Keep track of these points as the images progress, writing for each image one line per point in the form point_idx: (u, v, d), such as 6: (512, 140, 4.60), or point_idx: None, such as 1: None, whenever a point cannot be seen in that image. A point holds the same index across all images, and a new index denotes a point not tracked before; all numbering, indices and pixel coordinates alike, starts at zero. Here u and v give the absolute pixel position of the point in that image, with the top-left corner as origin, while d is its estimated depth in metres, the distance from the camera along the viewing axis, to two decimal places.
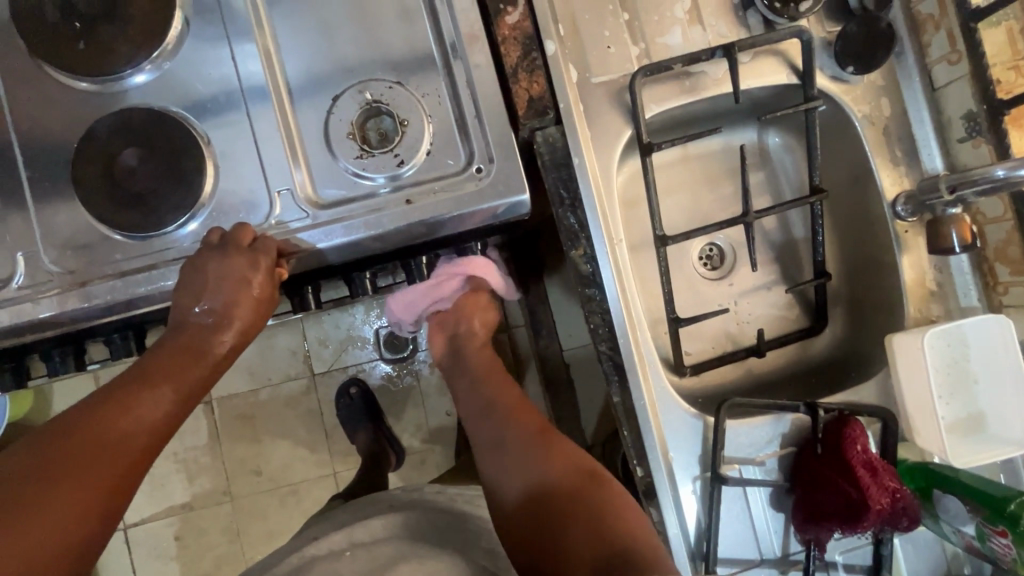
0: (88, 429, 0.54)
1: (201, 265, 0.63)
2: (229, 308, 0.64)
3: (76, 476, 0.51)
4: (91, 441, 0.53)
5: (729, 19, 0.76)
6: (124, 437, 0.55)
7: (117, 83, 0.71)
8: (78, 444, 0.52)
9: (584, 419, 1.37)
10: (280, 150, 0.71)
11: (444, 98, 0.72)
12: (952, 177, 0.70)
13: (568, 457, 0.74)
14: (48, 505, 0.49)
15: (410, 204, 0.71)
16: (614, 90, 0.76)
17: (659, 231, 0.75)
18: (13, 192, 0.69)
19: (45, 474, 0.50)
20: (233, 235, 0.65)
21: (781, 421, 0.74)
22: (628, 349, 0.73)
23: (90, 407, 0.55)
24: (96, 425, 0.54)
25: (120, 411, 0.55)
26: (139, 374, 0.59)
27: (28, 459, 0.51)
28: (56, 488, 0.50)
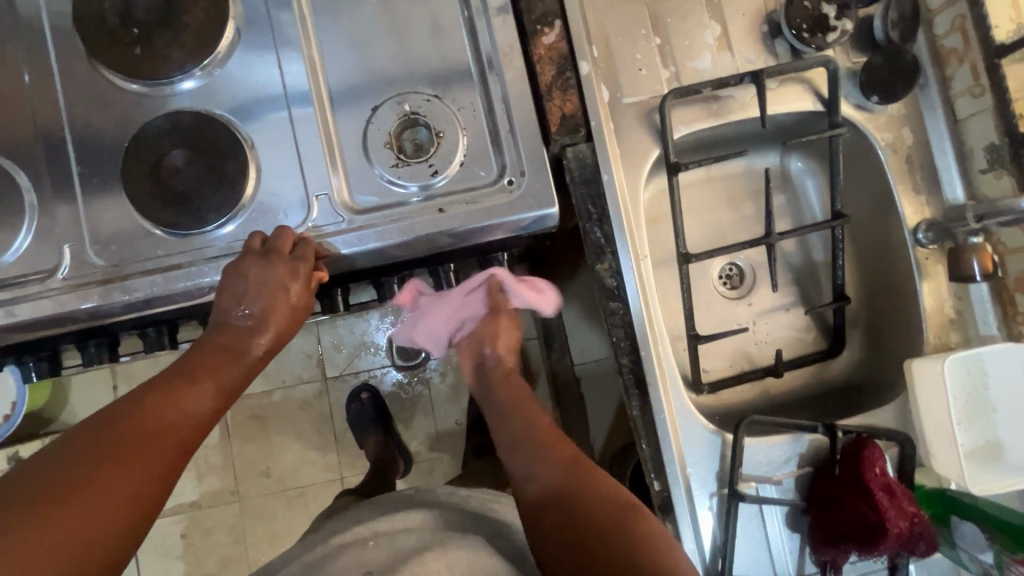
0: (136, 419, 0.56)
1: (242, 270, 0.67)
2: (269, 312, 0.68)
3: (124, 465, 0.52)
4: (139, 431, 0.55)
5: (757, 47, 0.78)
6: (169, 428, 0.57)
7: (167, 88, 0.74)
8: (126, 433, 0.54)
9: (593, 435, 1.38)
10: (320, 156, 0.74)
11: (480, 113, 0.75)
12: (981, 208, 0.72)
13: (568, 452, 0.67)
14: (100, 492, 0.50)
15: (442, 213, 0.73)
16: (643, 110, 0.77)
17: (683, 248, 0.77)
18: (64, 186, 0.72)
19: (93, 463, 0.51)
20: (275, 241, 0.68)
21: (799, 442, 0.74)
22: (650, 363, 0.73)
23: (135, 400, 0.58)
24: (142, 416, 0.56)
25: (167, 404, 0.58)
26: (182, 371, 0.62)
27: (77, 446, 0.52)
28: (108, 475, 0.51)
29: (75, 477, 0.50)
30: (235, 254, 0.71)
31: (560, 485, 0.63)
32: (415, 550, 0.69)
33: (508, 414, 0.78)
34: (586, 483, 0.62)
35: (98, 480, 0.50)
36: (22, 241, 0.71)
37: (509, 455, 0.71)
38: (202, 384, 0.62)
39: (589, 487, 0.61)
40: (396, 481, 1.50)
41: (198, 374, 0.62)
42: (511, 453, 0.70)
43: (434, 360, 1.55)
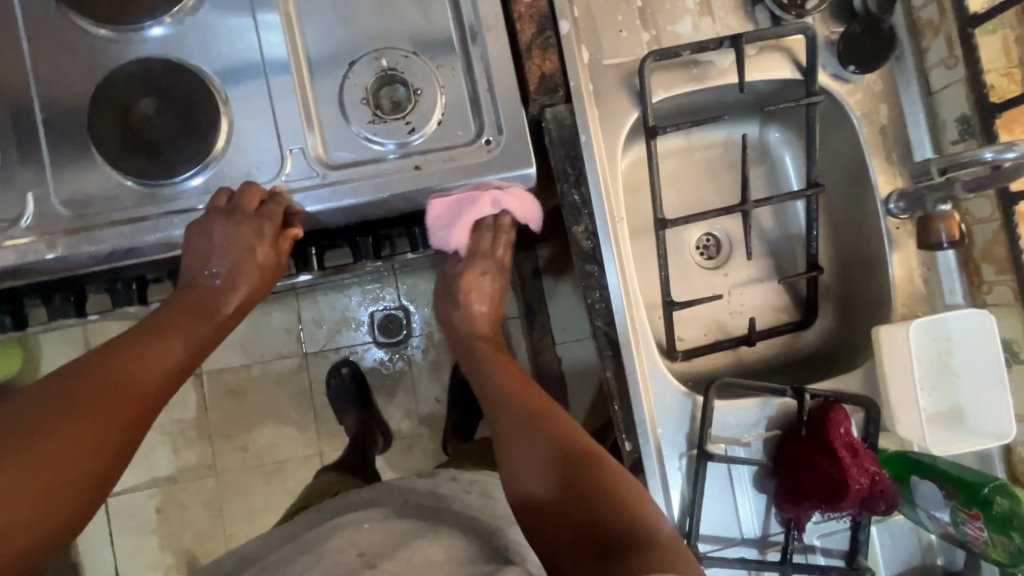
0: (100, 372, 0.55)
1: (208, 229, 0.66)
2: (239, 270, 0.68)
3: (90, 415, 0.51)
4: (101, 382, 0.54)
5: (738, 14, 0.78)
6: (136, 381, 0.56)
7: (137, 35, 0.72)
8: (91, 386, 0.53)
9: (572, 411, 1.39)
10: (295, 111, 0.73)
11: (459, 72, 0.74)
12: (943, 161, 0.73)
13: (568, 439, 0.65)
14: (59, 441, 0.49)
15: (419, 170, 0.73)
16: (623, 73, 0.76)
17: (659, 214, 0.78)
18: (28, 134, 0.70)
19: (58, 413, 0.50)
20: (241, 197, 0.67)
21: (768, 405, 0.75)
22: (624, 325, 0.74)
23: (99, 356, 0.56)
24: (109, 369, 0.55)
25: (131, 357, 0.57)
26: (149, 328, 0.61)
27: (38, 398, 0.51)
28: (67, 424, 0.50)
29: (38, 427, 0.49)
30: (206, 208, 0.70)
31: (562, 478, 0.61)
32: (398, 536, 0.68)
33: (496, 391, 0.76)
34: (586, 475, 0.60)
35: (55, 428, 0.49)
36: None
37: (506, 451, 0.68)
38: (170, 342, 0.60)
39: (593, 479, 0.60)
40: (375, 456, 1.50)
41: (164, 331, 0.61)
42: (509, 450, 0.67)
43: (415, 335, 1.54)
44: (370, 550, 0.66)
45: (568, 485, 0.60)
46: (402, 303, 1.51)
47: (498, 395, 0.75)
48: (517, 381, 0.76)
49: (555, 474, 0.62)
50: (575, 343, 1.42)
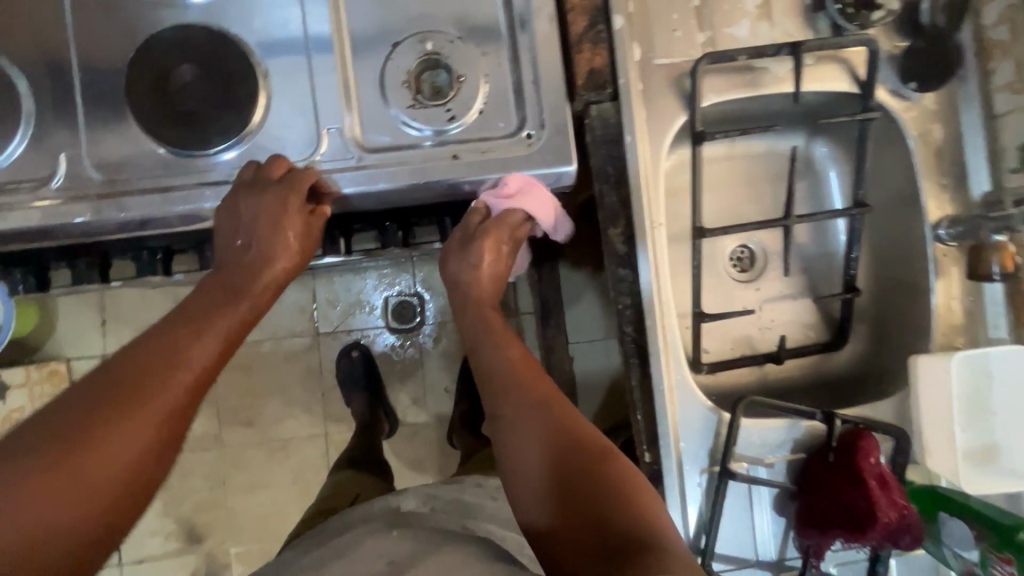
0: (142, 359, 0.53)
1: (238, 204, 0.66)
2: (273, 247, 0.67)
3: (136, 404, 0.50)
4: (140, 372, 0.52)
5: (798, 20, 0.75)
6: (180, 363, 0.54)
7: None
8: (135, 372, 0.52)
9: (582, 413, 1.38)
10: (334, 90, 0.71)
11: (503, 61, 0.73)
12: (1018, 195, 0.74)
13: (584, 438, 0.61)
14: (109, 433, 0.48)
15: (456, 159, 0.71)
16: (674, 74, 0.73)
17: (698, 222, 0.76)
18: (64, 94, 0.69)
19: (102, 405, 0.49)
20: (268, 168, 0.67)
21: (794, 427, 0.73)
22: (654, 332, 0.71)
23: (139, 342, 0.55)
24: (151, 355, 0.54)
25: (170, 342, 0.55)
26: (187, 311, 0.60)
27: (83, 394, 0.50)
28: (105, 420, 0.48)
29: (87, 420, 0.48)
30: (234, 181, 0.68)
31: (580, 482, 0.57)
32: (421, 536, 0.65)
33: (498, 369, 0.70)
34: (603, 477, 0.57)
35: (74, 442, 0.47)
36: (16, 148, 0.68)
37: (514, 443, 0.63)
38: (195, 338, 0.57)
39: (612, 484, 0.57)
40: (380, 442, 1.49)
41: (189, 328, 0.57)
42: (519, 441, 0.63)
43: (428, 324, 1.53)
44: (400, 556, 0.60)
45: (591, 489, 0.56)
46: (418, 290, 1.50)
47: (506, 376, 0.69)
48: (522, 363, 0.70)
49: (570, 474, 0.59)
50: (590, 344, 1.46)
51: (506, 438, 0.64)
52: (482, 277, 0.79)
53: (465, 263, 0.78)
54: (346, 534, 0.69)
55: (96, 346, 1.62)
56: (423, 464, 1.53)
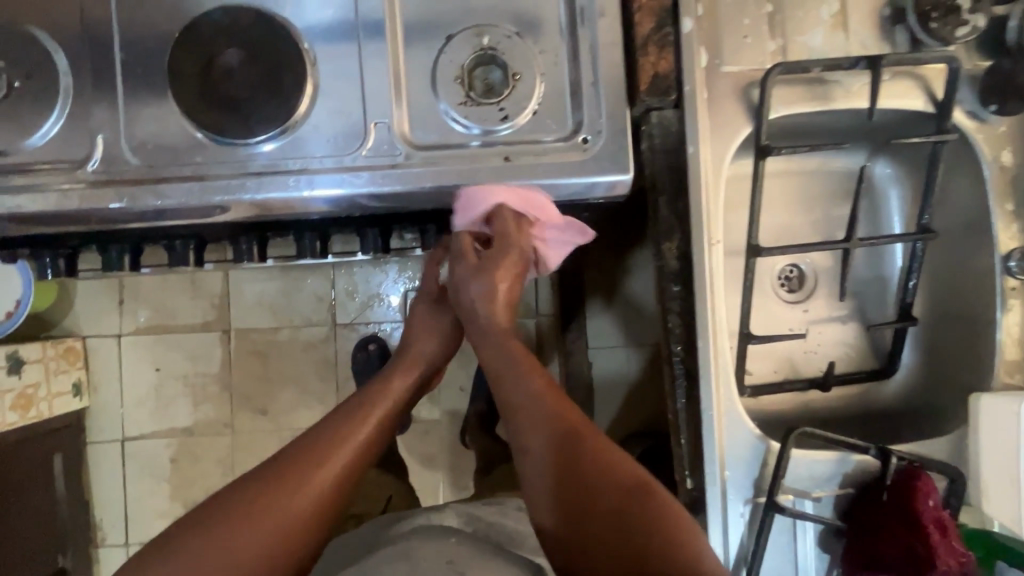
0: (310, 455, 0.64)
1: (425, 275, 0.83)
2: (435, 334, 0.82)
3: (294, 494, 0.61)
4: (303, 465, 0.63)
5: (875, 32, 0.71)
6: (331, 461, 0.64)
7: None
8: (299, 464, 0.63)
9: None
10: (384, 81, 0.67)
11: (562, 60, 0.69)
12: None
13: (616, 470, 0.61)
14: (265, 519, 0.59)
15: (508, 161, 0.68)
16: (741, 83, 0.70)
17: (754, 240, 0.72)
18: (104, 73, 0.66)
19: (268, 491, 0.61)
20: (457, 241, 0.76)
21: (844, 461, 0.69)
22: (707, 354, 0.67)
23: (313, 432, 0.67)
24: (314, 449, 0.65)
25: (329, 442, 0.66)
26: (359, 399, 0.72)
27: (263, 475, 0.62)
28: (271, 505, 0.60)
29: (256, 503, 0.60)
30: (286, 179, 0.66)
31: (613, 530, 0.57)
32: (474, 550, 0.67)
33: (518, 389, 0.68)
34: (635, 510, 0.58)
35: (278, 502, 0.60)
36: (53, 126, 0.66)
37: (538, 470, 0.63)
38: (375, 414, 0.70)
39: (644, 518, 0.57)
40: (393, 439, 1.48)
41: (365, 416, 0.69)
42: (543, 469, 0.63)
43: None
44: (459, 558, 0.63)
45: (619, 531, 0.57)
46: None
47: (537, 410, 0.66)
48: (553, 392, 0.67)
49: (598, 506, 0.59)
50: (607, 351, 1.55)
51: (529, 463, 0.64)
52: (497, 302, 0.75)
53: (473, 288, 0.75)
54: (393, 545, 0.68)
55: (113, 325, 1.61)
56: (435, 462, 1.51)
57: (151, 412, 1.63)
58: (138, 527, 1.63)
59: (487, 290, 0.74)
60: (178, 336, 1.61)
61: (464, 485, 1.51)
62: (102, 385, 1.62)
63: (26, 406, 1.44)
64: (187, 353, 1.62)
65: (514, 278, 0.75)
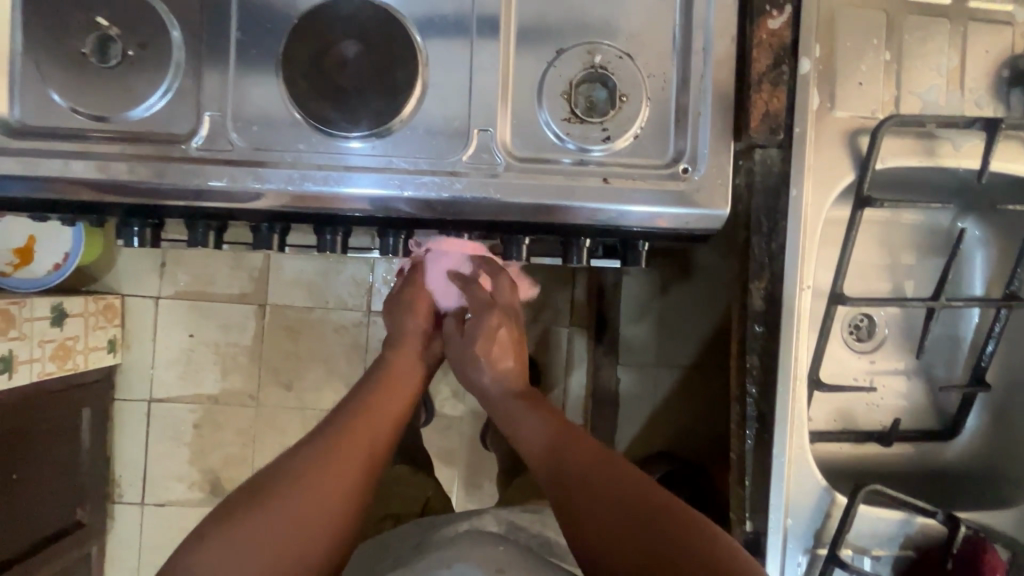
0: (338, 452, 0.71)
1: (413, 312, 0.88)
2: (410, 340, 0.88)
3: (328, 476, 0.68)
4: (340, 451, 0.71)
5: (992, 92, 0.70)
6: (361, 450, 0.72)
7: None
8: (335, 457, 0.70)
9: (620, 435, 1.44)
10: (493, 88, 0.67)
11: (670, 85, 0.68)
12: None
13: (606, 459, 0.71)
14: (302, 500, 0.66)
15: (606, 183, 0.67)
16: (849, 131, 0.69)
17: (840, 287, 0.71)
18: (218, 49, 0.66)
19: (303, 475, 0.68)
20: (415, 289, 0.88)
21: (908, 522, 0.71)
22: (785, 398, 0.68)
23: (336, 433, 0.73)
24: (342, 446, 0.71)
25: (354, 437, 0.73)
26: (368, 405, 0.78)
27: (302, 472, 0.68)
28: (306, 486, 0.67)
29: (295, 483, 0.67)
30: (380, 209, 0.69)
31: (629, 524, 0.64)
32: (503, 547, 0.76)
33: (512, 405, 0.83)
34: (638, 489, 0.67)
35: (303, 486, 0.66)
36: (160, 98, 0.66)
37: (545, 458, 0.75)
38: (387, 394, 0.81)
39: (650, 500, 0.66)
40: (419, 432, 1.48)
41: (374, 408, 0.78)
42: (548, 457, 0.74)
43: None
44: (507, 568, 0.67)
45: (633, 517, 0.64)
46: None
47: (527, 425, 0.80)
48: (540, 407, 0.82)
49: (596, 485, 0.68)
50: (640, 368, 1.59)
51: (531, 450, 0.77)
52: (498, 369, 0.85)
53: (466, 361, 0.86)
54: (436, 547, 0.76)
55: (152, 286, 1.62)
56: (453, 459, 1.51)
57: (179, 376, 1.64)
58: (155, 487, 1.65)
59: (484, 367, 0.85)
60: (216, 305, 1.62)
61: (480, 485, 1.52)
62: (136, 344, 1.63)
63: (64, 356, 1.43)
64: (222, 323, 1.63)
65: (502, 339, 0.85)
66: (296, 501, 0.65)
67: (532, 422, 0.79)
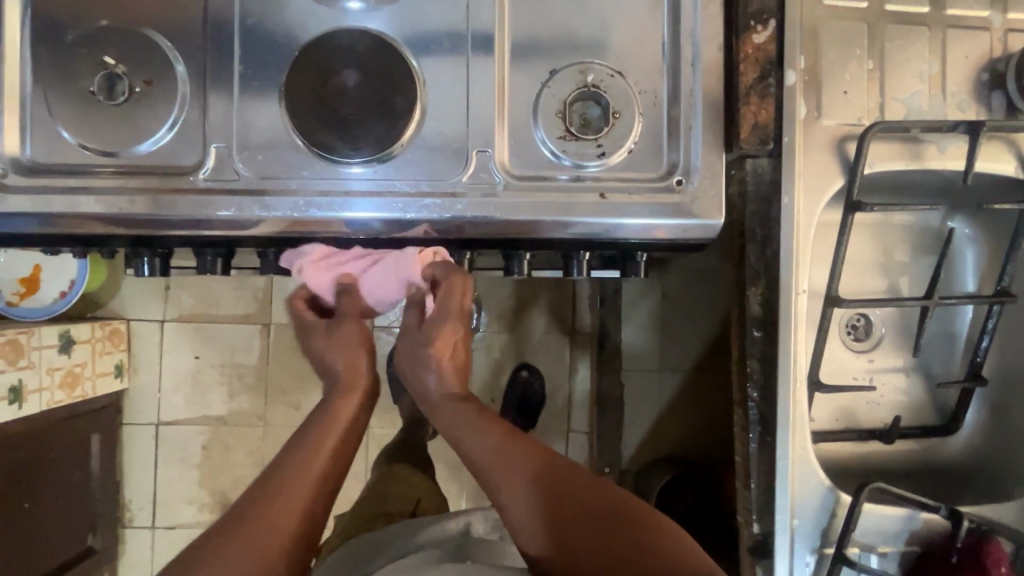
0: (259, 521, 0.65)
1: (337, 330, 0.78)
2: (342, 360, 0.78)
3: (251, 549, 0.63)
4: (259, 522, 0.65)
5: (973, 95, 0.72)
6: (288, 520, 0.66)
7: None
8: (256, 527, 0.64)
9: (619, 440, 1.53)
10: (490, 110, 0.69)
11: (661, 100, 0.70)
12: None
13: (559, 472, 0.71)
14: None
15: (603, 198, 0.69)
16: (837, 139, 0.72)
17: (835, 291, 0.73)
18: (222, 83, 0.68)
19: (225, 550, 0.63)
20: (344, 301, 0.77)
21: (912, 518, 0.72)
22: (787, 402, 0.69)
23: (262, 498, 0.67)
24: (268, 511, 0.66)
25: (279, 501, 0.66)
26: (300, 452, 0.71)
27: (228, 544, 0.63)
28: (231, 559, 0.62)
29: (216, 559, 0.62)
30: (381, 230, 0.70)
31: (614, 548, 0.66)
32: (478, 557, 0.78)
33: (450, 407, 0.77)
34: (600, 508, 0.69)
35: (227, 563, 0.62)
36: (166, 132, 0.68)
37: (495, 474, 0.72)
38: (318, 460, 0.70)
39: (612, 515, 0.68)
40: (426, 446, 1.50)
41: (306, 462, 0.70)
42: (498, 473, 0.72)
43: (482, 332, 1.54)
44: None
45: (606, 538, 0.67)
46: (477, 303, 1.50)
47: (468, 433, 0.74)
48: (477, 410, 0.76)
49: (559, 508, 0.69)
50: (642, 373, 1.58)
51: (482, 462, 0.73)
52: (445, 371, 0.79)
53: (417, 360, 0.78)
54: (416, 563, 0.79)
55: (157, 310, 1.64)
56: (461, 472, 1.52)
57: (187, 398, 1.65)
58: (165, 510, 1.66)
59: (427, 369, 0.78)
60: (220, 327, 1.64)
61: None
62: (142, 368, 1.64)
63: (73, 384, 1.44)
64: (226, 344, 1.64)
65: (456, 343, 0.79)
66: None
67: (474, 430, 0.74)
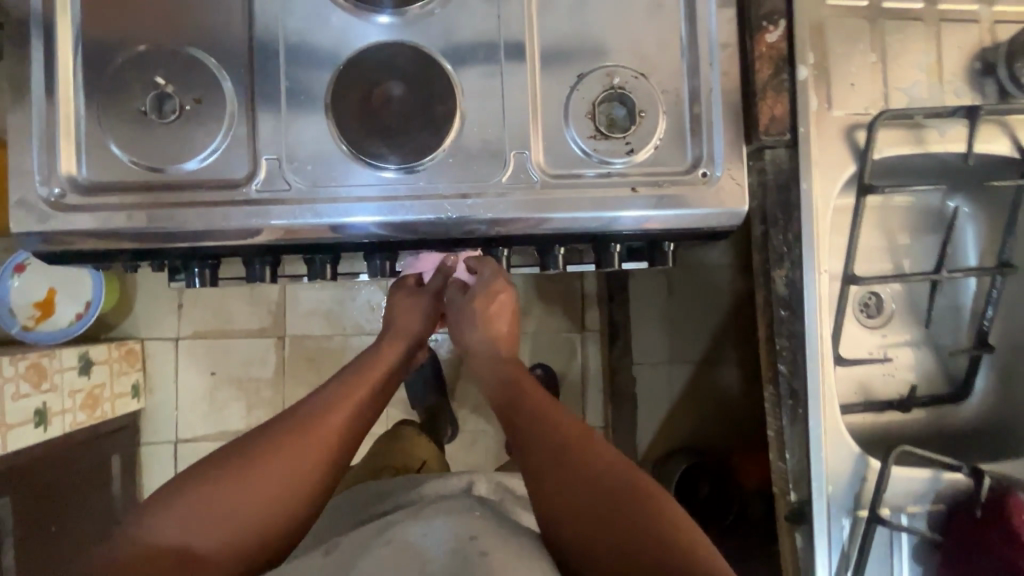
0: (298, 434, 0.75)
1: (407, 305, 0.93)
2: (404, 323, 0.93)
3: (286, 455, 0.73)
4: (300, 432, 0.76)
5: (968, 82, 0.78)
6: (318, 441, 0.76)
7: (370, 15, 0.72)
8: (295, 437, 0.75)
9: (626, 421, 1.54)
10: (524, 113, 0.73)
11: (683, 98, 0.75)
12: None
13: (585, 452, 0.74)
14: (262, 473, 0.72)
15: (635, 192, 0.73)
16: (846, 128, 0.77)
17: (852, 270, 0.78)
18: (269, 98, 0.71)
19: (268, 449, 0.74)
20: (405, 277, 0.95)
21: (937, 479, 0.80)
22: (816, 375, 0.74)
23: (307, 414, 0.78)
24: (306, 427, 0.76)
25: (317, 421, 0.77)
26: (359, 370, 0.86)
27: (269, 447, 0.74)
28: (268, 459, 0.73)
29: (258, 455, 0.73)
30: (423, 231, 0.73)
31: (612, 516, 0.67)
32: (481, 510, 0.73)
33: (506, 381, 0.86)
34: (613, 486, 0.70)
35: (266, 461, 0.73)
36: (217, 146, 0.70)
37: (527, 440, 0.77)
38: (356, 390, 0.83)
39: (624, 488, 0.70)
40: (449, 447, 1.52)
41: (348, 394, 0.82)
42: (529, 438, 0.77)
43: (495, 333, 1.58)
44: (480, 529, 0.64)
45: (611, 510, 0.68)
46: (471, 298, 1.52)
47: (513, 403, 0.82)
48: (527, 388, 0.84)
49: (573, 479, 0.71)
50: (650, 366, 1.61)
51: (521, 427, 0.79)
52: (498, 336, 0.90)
53: (471, 326, 0.90)
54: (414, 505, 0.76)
55: (171, 328, 1.64)
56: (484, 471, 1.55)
57: (204, 415, 1.66)
58: None
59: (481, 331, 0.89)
60: (236, 341, 1.65)
61: None
62: (158, 387, 1.65)
63: (93, 405, 1.44)
64: (242, 358, 1.65)
65: (504, 311, 0.90)
66: (257, 474, 0.71)
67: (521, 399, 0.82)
